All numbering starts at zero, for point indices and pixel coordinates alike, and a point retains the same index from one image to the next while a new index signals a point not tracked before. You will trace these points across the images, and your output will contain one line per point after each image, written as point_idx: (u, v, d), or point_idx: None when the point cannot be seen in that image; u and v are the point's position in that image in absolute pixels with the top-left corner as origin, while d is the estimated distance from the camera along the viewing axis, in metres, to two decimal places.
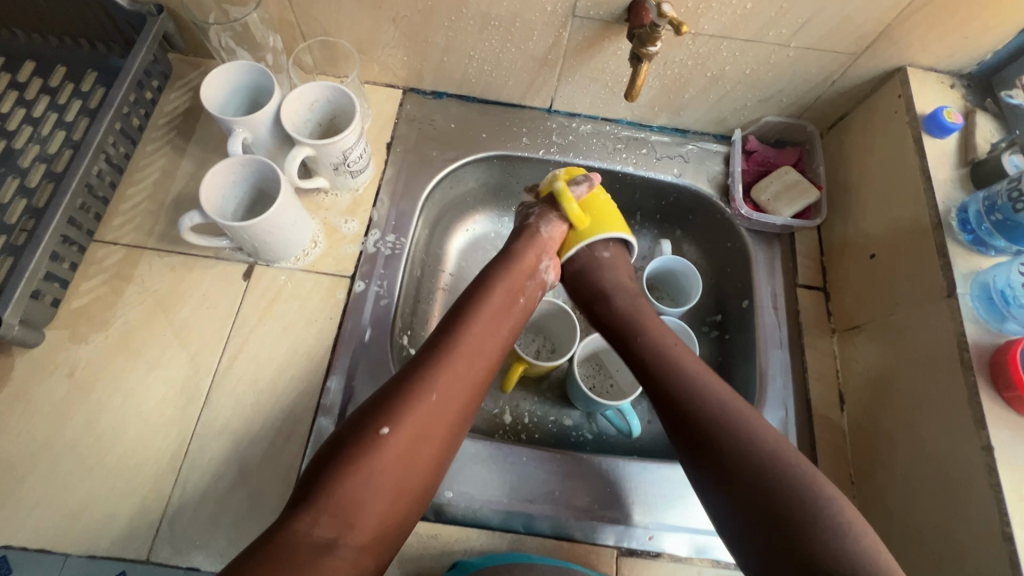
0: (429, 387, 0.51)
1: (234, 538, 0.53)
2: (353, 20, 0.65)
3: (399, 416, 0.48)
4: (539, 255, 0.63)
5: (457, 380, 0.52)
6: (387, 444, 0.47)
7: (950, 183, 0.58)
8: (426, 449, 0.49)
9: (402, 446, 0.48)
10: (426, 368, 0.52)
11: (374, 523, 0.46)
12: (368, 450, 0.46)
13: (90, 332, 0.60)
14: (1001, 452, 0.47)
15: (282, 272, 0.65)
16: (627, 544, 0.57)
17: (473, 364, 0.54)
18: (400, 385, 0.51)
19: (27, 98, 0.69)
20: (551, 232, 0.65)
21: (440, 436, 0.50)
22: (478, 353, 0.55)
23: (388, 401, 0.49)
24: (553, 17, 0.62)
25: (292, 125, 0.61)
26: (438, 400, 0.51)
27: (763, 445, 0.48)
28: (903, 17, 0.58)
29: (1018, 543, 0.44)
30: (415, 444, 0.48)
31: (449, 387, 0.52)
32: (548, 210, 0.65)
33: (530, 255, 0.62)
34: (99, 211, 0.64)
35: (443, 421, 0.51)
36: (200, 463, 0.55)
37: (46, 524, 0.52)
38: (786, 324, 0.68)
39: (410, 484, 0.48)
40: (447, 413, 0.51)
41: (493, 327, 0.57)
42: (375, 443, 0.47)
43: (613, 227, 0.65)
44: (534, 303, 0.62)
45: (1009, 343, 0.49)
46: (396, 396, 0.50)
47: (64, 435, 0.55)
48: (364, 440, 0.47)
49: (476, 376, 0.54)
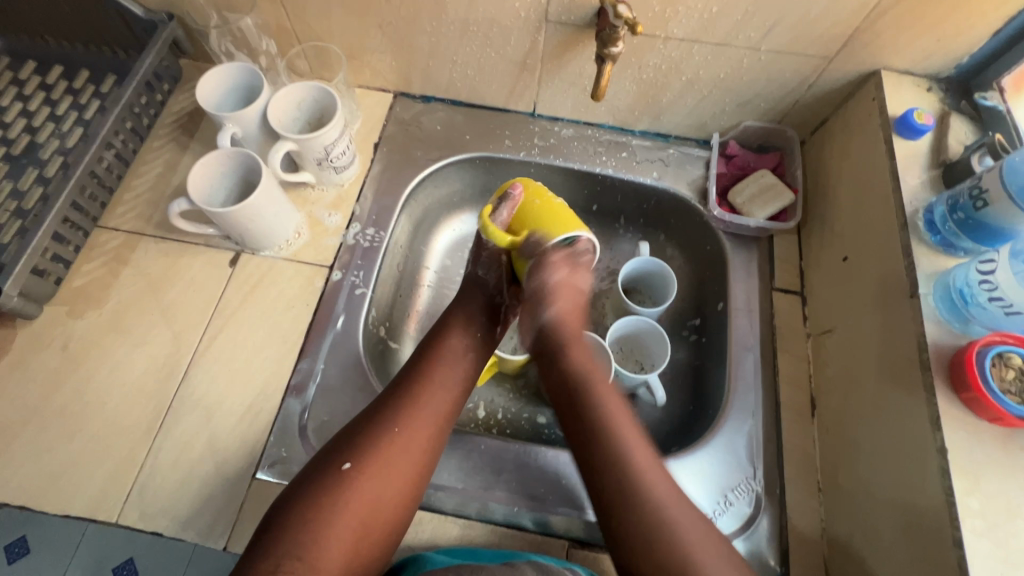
0: (392, 420, 0.53)
1: (198, 506, 0.55)
2: (343, 27, 0.70)
3: (363, 450, 0.51)
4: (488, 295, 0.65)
5: (422, 415, 0.55)
6: (350, 480, 0.49)
7: (921, 184, 0.57)
8: (393, 484, 0.51)
9: (367, 482, 0.50)
10: (390, 404, 0.55)
11: (340, 562, 0.47)
12: (334, 486, 0.49)
13: (87, 308, 0.64)
14: (955, 455, 0.45)
15: (265, 260, 0.68)
16: (579, 536, 0.57)
17: (438, 398, 0.56)
18: (364, 424, 0.53)
19: (52, 98, 0.76)
20: (492, 273, 0.65)
21: (408, 471, 0.52)
22: (443, 388, 0.57)
23: (354, 437, 0.52)
24: (527, 22, 0.65)
25: (279, 121, 0.66)
26: (403, 434, 0.53)
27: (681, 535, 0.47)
28: (871, 20, 0.58)
29: (968, 548, 0.42)
30: (381, 479, 0.50)
31: (415, 423, 0.54)
32: (486, 252, 0.65)
33: (479, 296, 0.64)
34: (105, 199, 0.69)
35: (410, 458, 0.52)
36: (173, 435, 0.58)
37: (27, 483, 0.56)
38: (759, 327, 0.67)
39: (378, 523, 0.50)
40: (414, 446, 0.53)
41: (457, 362, 0.59)
42: (339, 479, 0.49)
43: (565, 228, 0.60)
44: (498, 336, 0.64)
45: (968, 344, 0.48)
46: (361, 432, 0.53)
47: (53, 402, 0.59)
48: (328, 478, 0.49)
49: (440, 409, 0.56)
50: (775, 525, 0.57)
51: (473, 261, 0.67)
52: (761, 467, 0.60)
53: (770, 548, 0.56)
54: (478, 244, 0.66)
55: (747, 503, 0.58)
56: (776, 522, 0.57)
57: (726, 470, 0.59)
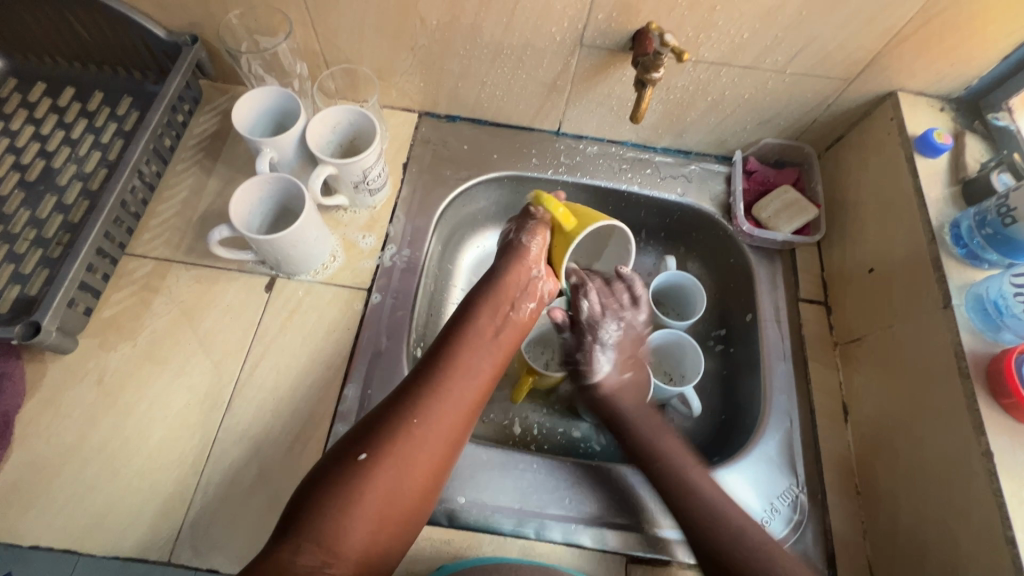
0: (412, 411, 0.51)
1: (252, 540, 0.54)
2: (374, 49, 0.70)
3: (381, 442, 0.49)
4: (527, 266, 0.62)
5: (442, 406, 0.53)
6: (367, 470, 0.48)
7: (942, 200, 0.61)
8: (411, 475, 0.49)
9: (384, 472, 0.48)
10: (412, 393, 0.53)
11: (358, 551, 0.46)
12: (349, 477, 0.47)
13: (120, 340, 0.62)
14: (1000, 457, 0.49)
15: (301, 284, 0.67)
16: (636, 551, 0.57)
17: (458, 388, 0.54)
18: (385, 414, 0.51)
19: (66, 121, 0.74)
20: (530, 243, 0.62)
21: (426, 461, 0.51)
22: (464, 377, 0.55)
23: (374, 428, 0.50)
24: (562, 46, 0.66)
25: (316, 145, 0.66)
26: (420, 425, 0.51)
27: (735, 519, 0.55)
28: (890, 46, 0.61)
29: (1020, 546, 0.45)
30: (399, 470, 0.49)
31: (432, 414, 0.52)
32: (530, 223, 0.63)
33: (517, 267, 0.61)
34: (132, 225, 0.67)
35: (428, 448, 0.51)
36: (221, 468, 0.57)
37: (72, 525, 0.54)
38: (790, 337, 0.70)
39: (395, 514, 0.48)
40: (434, 439, 0.51)
41: (477, 348, 0.57)
42: (355, 469, 0.48)
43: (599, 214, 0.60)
44: (527, 319, 0.62)
45: (1004, 351, 0.51)
46: (382, 421, 0.51)
47: (91, 439, 0.57)
48: (346, 468, 0.48)
49: (459, 399, 0.54)
50: (819, 528, 0.59)
51: (515, 230, 0.64)
52: (802, 474, 0.62)
53: (817, 553, 0.58)
54: (518, 220, 0.65)
55: (792, 510, 0.60)
56: (820, 525, 0.60)
57: (770, 479, 0.61)
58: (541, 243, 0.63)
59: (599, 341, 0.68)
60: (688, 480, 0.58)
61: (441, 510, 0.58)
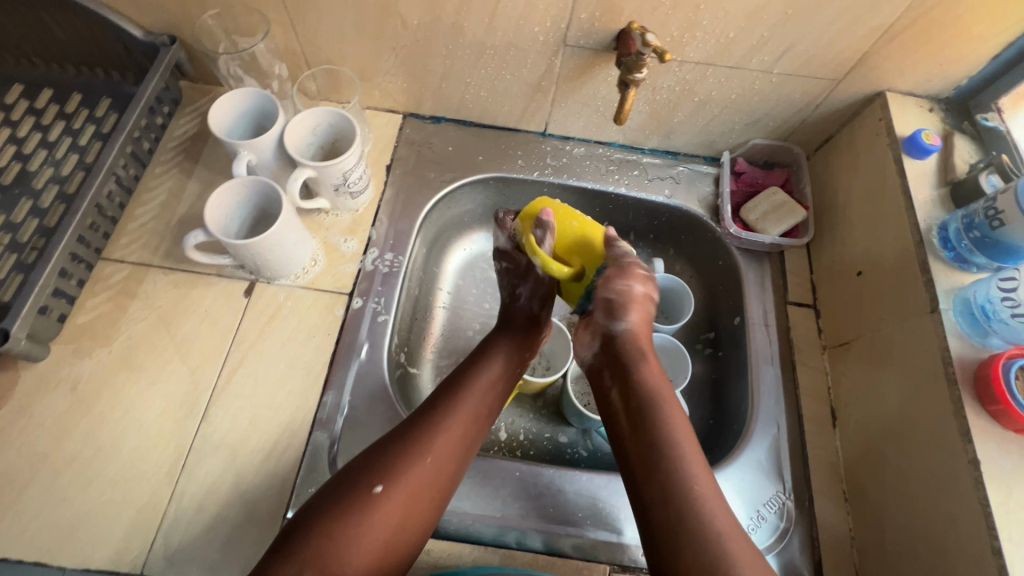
0: (426, 446, 0.50)
1: (227, 551, 0.53)
2: (355, 49, 0.69)
3: (396, 475, 0.48)
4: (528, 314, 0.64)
5: (454, 442, 0.52)
6: (381, 504, 0.47)
7: (930, 203, 0.60)
8: (419, 512, 0.48)
9: (397, 506, 0.47)
10: (425, 426, 0.52)
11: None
12: (360, 508, 0.46)
13: (94, 347, 0.61)
14: (987, 465, 0.48)
15: (281, 289, 0.66)
16: (619, 560, 0.57)
17: (470, 424, 0.54)
18: (398, 445, 0.50)
19: (43, 123, 0.73)
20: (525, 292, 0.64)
21: (434, 499, 0.50)
22: (477, 413, 0.55)
23: (386, 458, 0.49)
24: (545, 46, 0.65)
25: (294, 148, 0.65)
26: (434, 460, 0.50)
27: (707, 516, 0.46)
28: (877, 46, 0.61)
29: (1007, 557, 0.45)
30: (409, 506, 0.48)
31: (445, 452, 0.51)
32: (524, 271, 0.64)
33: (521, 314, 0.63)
34: (108, 229, 0.66)
35: (438, 486, 0.50)
36: (196, 477, 0.56)
37: (42, 537, 0.53)
38: (778, 341, 0.69)
39: (399, 548, 0.47)
40: (443, 475, 0.51)
41: (491, 384, 0.57)
42: (369, 501, 0.46)
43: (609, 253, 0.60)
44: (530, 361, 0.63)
45: (991, 357, 0.50)
46: (394, 453, 0.50)
47: (64, 448, 0.56)
48: (356, 499, 0.46)
49: (469, 436, 0.53)
50: (807, 537, 0.58)
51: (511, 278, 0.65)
52: (790, 481, 0.61)
53: (804, 561, 0.57)
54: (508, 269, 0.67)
55: (779, 518, 0.59)
56: (808, 534, 0.59)
57: (756, 486, 0.60)
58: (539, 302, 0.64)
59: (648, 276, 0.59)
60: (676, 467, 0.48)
61: None
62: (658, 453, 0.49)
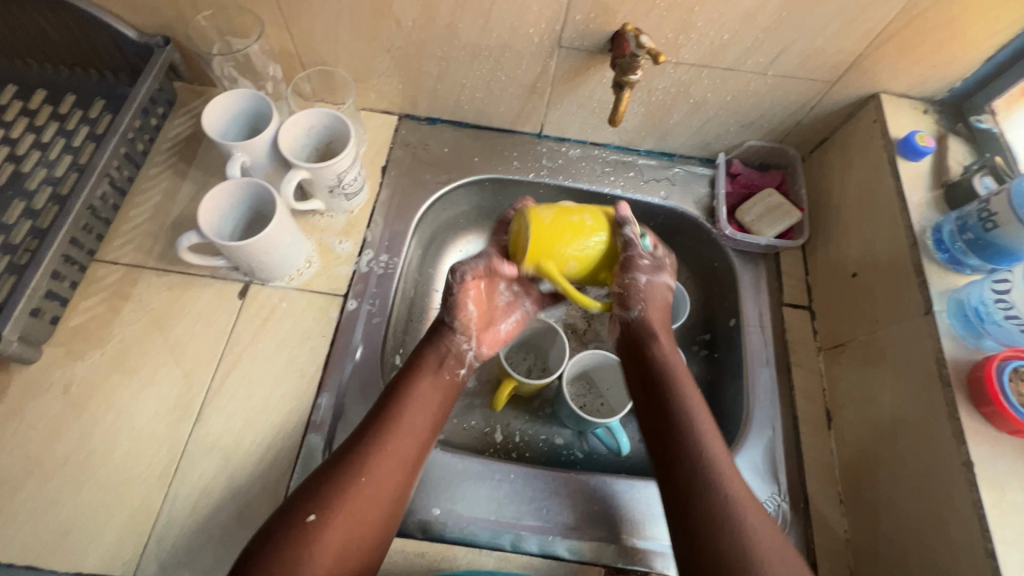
0: (359, 469, 0.50)
1: (219, 555, 0.53)
2: (350, 51, 0.68)
3: (331, 501, 0.47)
4: (456, 337, 0.60)
5: (388, 462, 0.51)
6: (317, 533, 0.45)
7: (925, 205, 0.61)
8: (360, 535, 0.47)
9: (332, 535, 0.46)
10: (354, 450, 0.51)
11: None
12: (297, 540, 0.44)
13: (88, 349, 0.61)
14: (980, 467, 0.48)
15: (276, 291, 0.66)
16: (614, 563, 0.56)
17: (407, 442, 0.53)
18: (329, 472, 0.49)
19: (36, 124, 0.72)
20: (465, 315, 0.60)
21: (374, 520, 0.48)
22: (411, 433, 0.54)
23: (318, 485, 0.48)
24: (540, 48, 0.65)
25: (289, 149, 0.64)
26: (369, 482, 0.49)
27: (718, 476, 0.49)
28: (871, 49, 0.61)
29: (1001, 559, 0.45)
30: (349, 531, 0.47)
31: (381, 472, 0.50)
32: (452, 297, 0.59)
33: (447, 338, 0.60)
34: (102, 231, 0.66)
35: (376, 507, 0.49)
36: (189, 480, 0.56)
37: (33, 541, 0.52)
38: (773, 342, 0.69)
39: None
40: (381, 496, 0.49)
41: (423, 405, 0.56)
42: (303, 532, 0.45)
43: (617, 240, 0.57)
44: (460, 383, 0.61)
45: (985, 359, 0.50)
46: (328, 479, 0.49)
47: (56, 451, 0.56)
48: (291, 532, 0.45)
49: (405, 455, 0.52)
50: (801, 538, 0.58)
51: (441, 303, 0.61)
52: (785, 483, 0.61)
53: None
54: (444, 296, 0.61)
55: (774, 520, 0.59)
56: (802, 536, 0.59)
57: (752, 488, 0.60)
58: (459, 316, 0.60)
59: (659, 265, 0.58)
60: (690, 431, 0.52)
61: (414, 522, 0.57)
62: (677, 422, 0.52)
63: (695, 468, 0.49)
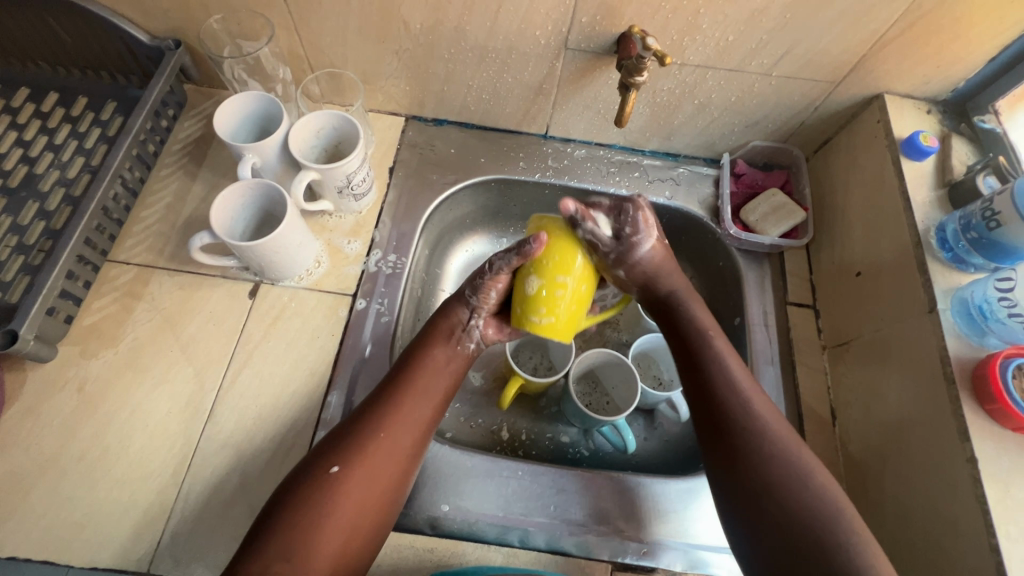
0: (378, 426, 0.51)
1: (232, 550, 0.54)
2: (359, 53, 0.69)
3: (352, 455, 0.49)
4: (467, 308, 0.60)
5: (405, 420, 0.53)
6: (339, 483, 0.47)
7: (928, 204, 0.61)
8: (379, 487, 0.49)
9: (354, 485, 0.48)
10: (374, 409, 0.53)
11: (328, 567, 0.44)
12: (320, 489, 0.47)
13: (101, 348, 0.62)
14: (984, 464, 0.48)
15: (286, 290, 0.67)
16: (621, 559, 0.57)
17: (424, 402, 0.55)
18: (349, 430, 0.51)
19: (48, 126, 0.73)
20: (485, 295, 0.58)
21: (392, 474, 0.50)
22: (426, 394, 0.55)
23: (339, 442, 0.50)
24: (547, 50, 0.65)
25: (298, 150, 0.65)
26: (388, 436, 0.51)
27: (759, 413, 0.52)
28: (874, 50, 0.61)
29: (1005, 553, 0.45)
30: (369, 481, 0.49)
31: (398, 429, 0.52)
32: (480, 277, 0.58)
33: (458, 309, 0.60)
34: (114, 231, 0.67)
35: (394, 461, 0.51)
36: (202, 476, 0.57)
37: (50, 536, 0.53)
38: (777, 340, 0.69)
39: (364, 526, 0.48)
40: (399, 452, 0.51)
41: (438, 367, 0.57)
42: (327, 480, 0.47)
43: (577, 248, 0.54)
44: (471, 355, 0.61)
45: (989, 357, 0.51)
46: (347, 435, 0.50)
47: (71, 448, 0.57)
48: (314, 482, 0.47)
49: (422, 415, 0.54)
50: None
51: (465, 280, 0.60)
52: None
53: None
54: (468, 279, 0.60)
55: None
56: None
57: None
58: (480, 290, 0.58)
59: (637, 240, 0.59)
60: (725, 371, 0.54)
61: (423, 519, 0.58)
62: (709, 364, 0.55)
63: (734, 400, 0.52)
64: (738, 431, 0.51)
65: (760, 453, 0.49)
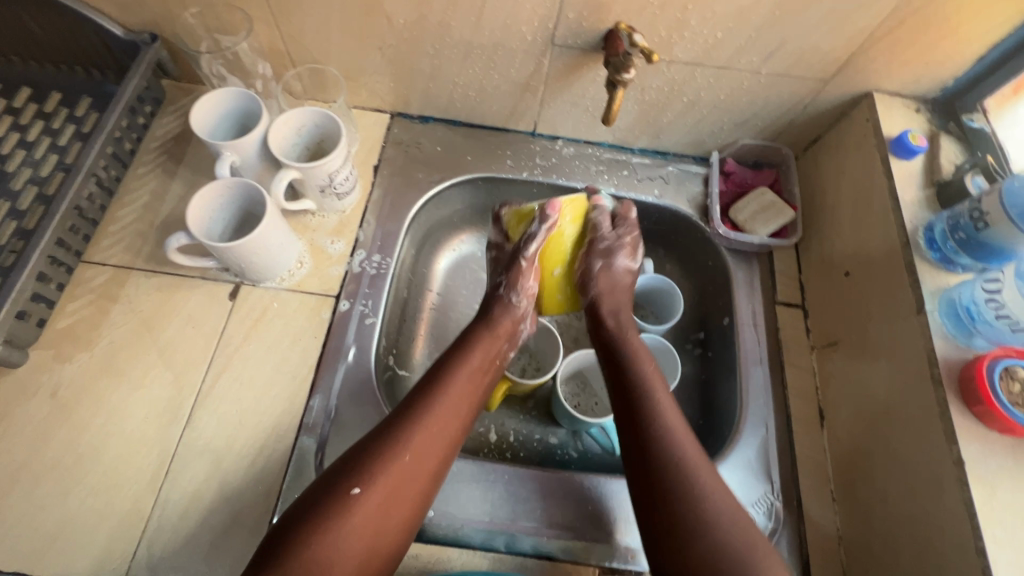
0: (405, 447, 0.51)
1: (212, 559, 0.52)
2: (341, 48, 0.68)
3: (376, 477, 0.49)
4: (515, 321, 0.64)
5: (432, 440, 0.52)
6: (361, 507, 0.47)
7: (917, 203, 0.61)
8: (401, 511, 0.49)
9: (375, 510, 0.48)
10: (399, 427, 0.52)
11: None
12: (339, 511, 0.46)
13: (76, 352, 0.60)
14: (971, 465, 0.48)
15: (267, 292, 0.65)
16: (609, 563, 0.56)
17: (449, 423, 0.54)
18: (374, 448, 0.50)
19: (21, 123, 0.71)
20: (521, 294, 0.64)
21: (415, 494, 0.50)
22: (455, 412, 0.55)
23: (361, 459, 0.49)
24: (533, 46, 0.64)
25: (279, 148, 0.64)
26: (412, 460, 0.51)
27: (680, 446, 0.52)
28: (863, 48, 0.61)
29: (991, 557, 0.45)
30: (390, 506, 0.48)
31: (423, 450, 0.51)
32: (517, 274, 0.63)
33: (507, 317, 0.63)
34: (89, 231, 0.65)
35: (418, 483, 0.50)
36: (180, 484, 0.55)
37: (22, 547, 0.52)
38: (766, 341, 0.69)
39: (382, 551, 0.48)
40: (424, 472, 0.51)
41: (468, 386, 0.57)
42: (348, 503, 0.47)
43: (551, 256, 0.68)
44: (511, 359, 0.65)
45: (976, 358, 0.51)
46: (371, 454, 0.50)
47: (44, 456, 0.55)
48: (335, 502, 0.47)
49: (448, 437, 0.54)
50: (794, 535, 0.59)
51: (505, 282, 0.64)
52: (778, 482, 0.61)
53: (793, 562, 0.57)
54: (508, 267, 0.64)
55: (767, 518, 0.59)
56: (795, 532, 0.59)
57: (745, 488, 0.60)
58: (526, 294, 0.65)
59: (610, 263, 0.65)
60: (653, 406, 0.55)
61: None
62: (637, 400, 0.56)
63: (657, 438, 0.52)
64: (662, 465, 0.51)
65: (671, 496, 0.49)
